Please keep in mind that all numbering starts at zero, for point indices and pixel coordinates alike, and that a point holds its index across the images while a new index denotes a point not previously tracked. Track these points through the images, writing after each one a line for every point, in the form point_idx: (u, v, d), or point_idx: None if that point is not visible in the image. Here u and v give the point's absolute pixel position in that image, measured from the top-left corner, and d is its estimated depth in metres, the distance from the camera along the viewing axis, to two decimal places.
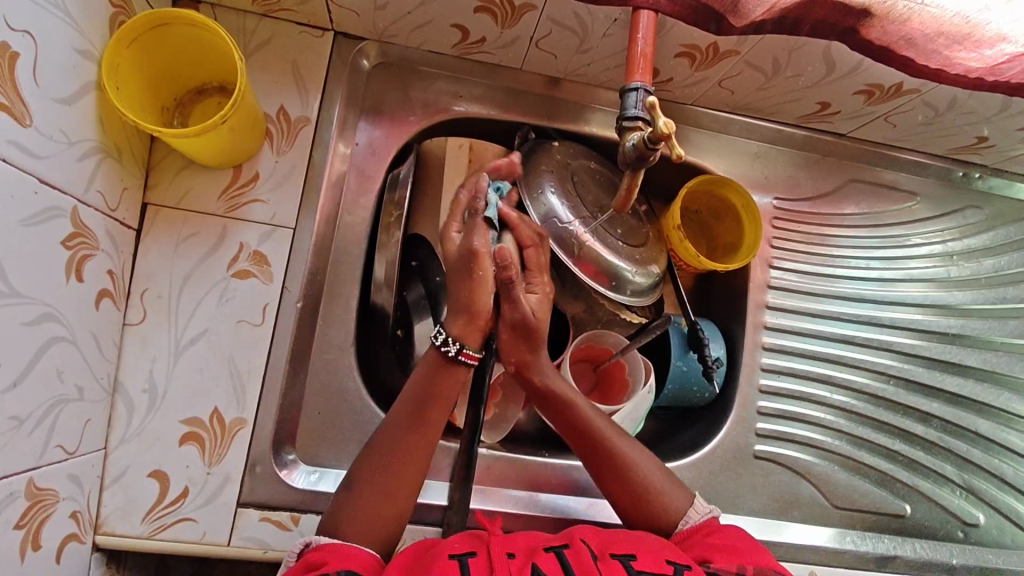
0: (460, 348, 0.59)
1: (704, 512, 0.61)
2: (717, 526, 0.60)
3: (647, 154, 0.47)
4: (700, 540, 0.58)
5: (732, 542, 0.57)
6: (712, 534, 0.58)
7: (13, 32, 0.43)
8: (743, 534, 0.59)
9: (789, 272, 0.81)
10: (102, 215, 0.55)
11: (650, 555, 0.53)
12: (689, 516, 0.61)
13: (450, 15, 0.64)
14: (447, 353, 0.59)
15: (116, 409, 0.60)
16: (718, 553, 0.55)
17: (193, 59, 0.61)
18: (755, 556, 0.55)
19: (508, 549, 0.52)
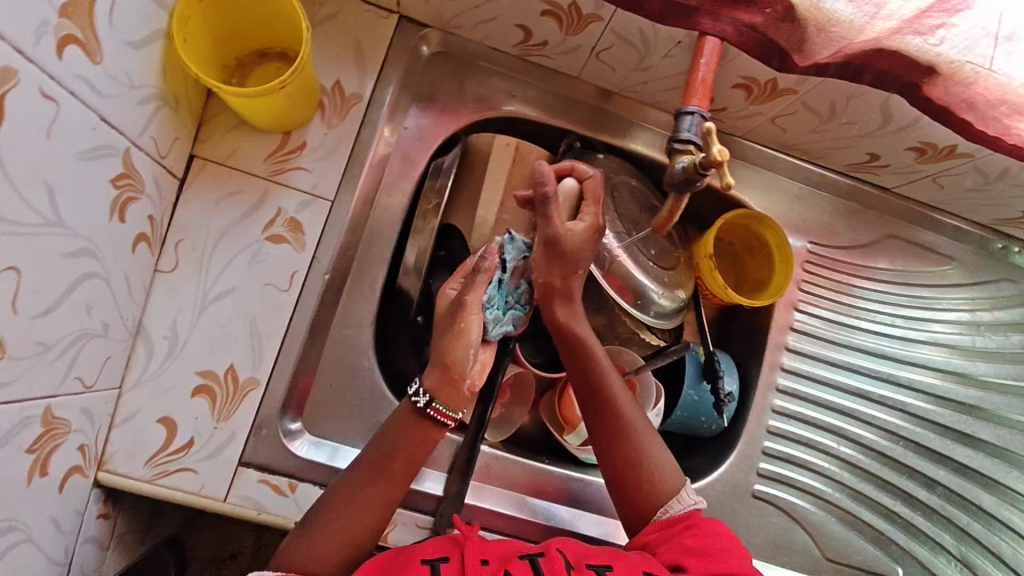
0: (430, 401, 0.58)
1: (688, 504, 0.61)
2: (698, 520, 0.59)
3: (696, 178, 0.48)
4: (678, 536, 0.58)
5: (710, 546, 0.56)
6: (688, 531, 0.58)
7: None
8: (724, 529, 0.59)
9: (812, 316, 0.81)
10: (152, 159, 0.56)
11: (627, 566, 0.53)
12: (672, 504, 0.61)
13: (517, 14, 0.65)
14: (417, 404, 0.58)
15: (137, 350, 0.61)
16: (695, 558, 0.55)
17: (258, 24, 0.62)
18: (731, 562, 0.55)
19: (483, 555, 0.52)
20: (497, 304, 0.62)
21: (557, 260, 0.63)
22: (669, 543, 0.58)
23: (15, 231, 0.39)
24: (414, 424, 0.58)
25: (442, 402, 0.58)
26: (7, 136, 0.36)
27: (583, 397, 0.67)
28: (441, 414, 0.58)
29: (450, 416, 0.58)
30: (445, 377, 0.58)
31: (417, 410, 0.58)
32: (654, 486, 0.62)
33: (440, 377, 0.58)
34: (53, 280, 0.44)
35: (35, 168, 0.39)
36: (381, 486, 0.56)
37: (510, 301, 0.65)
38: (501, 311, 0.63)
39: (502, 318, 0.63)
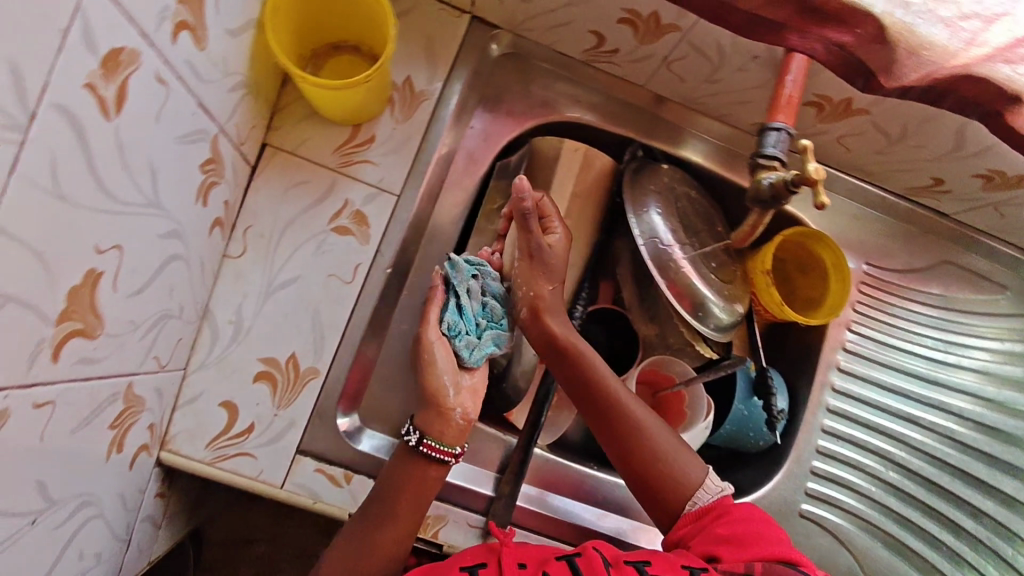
0: (421, 438, 0.60)
1: (716, 492, 0.62)
2: (728, 507, 0.59)
3: (784, 194, 0.48)
4: (710, 527, 0.58)
5: (741, 532, 0.56)
6: (719, 520, 0.58)
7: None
8: (758, 514, 0.58)
9: (865, 338, 0.81)
10: (232, 146, 0.56)
11: (665, 561, 0.53)
12: (700, 496, 0.61)
13: (592, 21, 0.64)
14: (408, 443, 0.60)
15: (203, 333, 0.62)
16: (726, 545, 0.55)
17: (337, 17, 0.62)
18: (764, 546, 0.54)
19: (520, 559, 0.54)
20: (461, 332, 0.63)
21: (546, 273, 0.66)
22: (702, 534, 0.58)
23: (121, 210, 0.39)
24: (409, 465, 0.60)
25: (434, 437, 0.60)
26: (125, 116, 0.36)
27: (583, 404, 0.66)
28: (435, 449, 0.60)
29: (445, 451, 0.60)
30: (430, 414, 0.61)
31: (408, 450, 0.60)
32: (679, 480, 0.62)
33: (429, 416, 0.61)
34: (147, 260, 0.45)
35: (142, 149, 0.39)
36: (404, 513, 0.58)
37: (484, 320, 0.65)
38: (477, 334, 0.64)
39: (480, 341, 0.64)
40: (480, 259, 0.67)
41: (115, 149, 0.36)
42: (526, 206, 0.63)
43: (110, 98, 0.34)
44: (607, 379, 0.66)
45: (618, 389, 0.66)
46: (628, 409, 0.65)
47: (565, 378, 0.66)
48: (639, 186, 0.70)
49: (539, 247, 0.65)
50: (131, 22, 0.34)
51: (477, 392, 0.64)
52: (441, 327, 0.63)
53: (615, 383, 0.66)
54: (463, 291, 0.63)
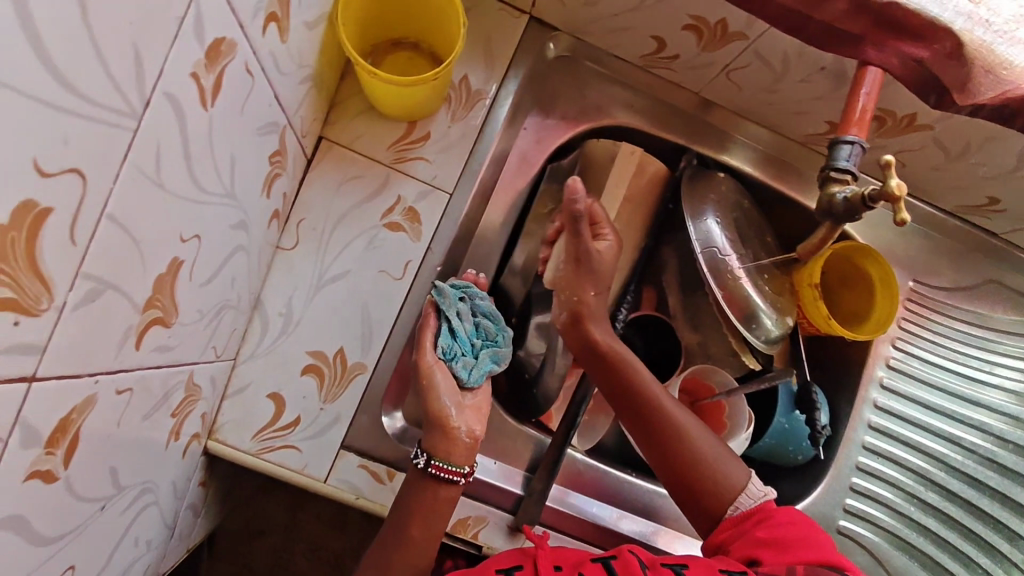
0: (428, 460, 0.58)
1: (758, 497, 0.60)
2: (770, 511, 0.58)
3: (859, 209, 0.47)
4: (750, 531, 0.57)
5: (782, 535, 0.55)
6: (760, 525, 0.57)
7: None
8: (800, 518, 0.57)
9: (909, 355, 0.81)
10: (295, 139, 0.56)
11: (703, 563, 0.52)
12: (742, 501, 0.60)
13: (655, 27, 0.64)
14: (417, 465, 0.59)
15: (253, 324, 0.61)
16: (767, 549, 0.54)
17: (402, 13, 0.62)
18: (805, 548, 0.53)
19: (555, 563, 0.53)
20: (457, 355, 0.62)
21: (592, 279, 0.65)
22: (743, 539, 0.57)
23: (204, 198, 0.39)
24: (422, 490, 0.58)
25: (441, 458, 0.59)
26: (218, 105, 0.36)
27: (622, 408, 0.66)
28: (443, 469, 0.58)
29: (453, 470, 0.58)
30: (436, 436, 0.60)
31: (418, 473, 0.58)
32: (720, 485, 0.61)
33: (436, 438, 0.59)
34: (218, 250, 0.45)
35: (227, 138, 0.39)
36: (418, 530, 0.57)
37: (477, 341, 0.64)
38: (473, 355, 0.63)
39: (477, 362, 0.63)
40: (464, 282, 0.66)
41: (205, 138, 0.36)
42: (578, 211, 0.59)
43: (208, 87, 0.34)
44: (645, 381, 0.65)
45: (657, 391, 0.65)
46: (667, 410, 0.64)
47: (605, 382, 0.66)
48: (692, 201, 0.70)
49: (586, 252, 0.63)
50: (232, 12, 0.34)
51: (481, 410, 0.63)
52: (436, 351, 0.61)
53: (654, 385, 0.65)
54: (454, 314, 0.62)
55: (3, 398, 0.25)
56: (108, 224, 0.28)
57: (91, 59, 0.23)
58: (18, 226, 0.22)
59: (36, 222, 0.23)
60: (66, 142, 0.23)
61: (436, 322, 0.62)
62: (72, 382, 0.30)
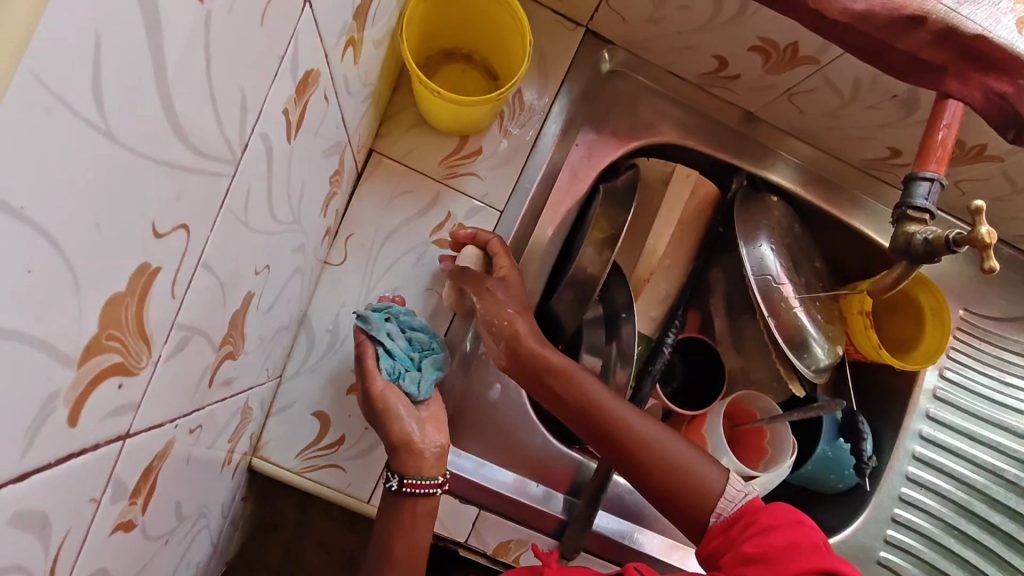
0: (401, 479, 0.57)
1: (739, 498, 0.57)
2: (755, 514, 0.55)
3: (941, 251, 0.45)
4: (739, 542, 0.53)
5: (772, 547, 0.51)
6: (749, 532, 0.53)
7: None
8: (789, 519, 0.53)
9: (955, 384, 0.78)
10: (353, 155, 0.55)
11: None
12: (724, 505, 0.57)
13: (718, 46, 0.63)
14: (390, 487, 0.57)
15: (299, 341, 0.60)
16: (757, 565, 0.50)
17: (462, 25, 0.61)
18: (797, 560, 0.49)
19: None
20: (402, 372, 0.59)
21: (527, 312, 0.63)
22: (732, 551, 0.53)
23: (276, 229, 0.38)
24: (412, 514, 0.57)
25: (414, 475, 0.57)
26: (299, 136, 0.35)
27: (572, 422, 0.61)
28: (416, 486, 0.57)
29: (426, 484, 0.57)
30: (402, 453, 0.57)
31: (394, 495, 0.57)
32: (701, 490, 0.58)
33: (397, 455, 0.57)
34: (281, 276, 0.44)
35: (301, 166, 0.38)
36: (402, 550, 0.57)
37: (415, 354, 0.61)
38: (416, 368, 0.60)
39: (423, 372, 0.60)
40: (384, 302, 0.61)
41: (285, 170, 0.35)
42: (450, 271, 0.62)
43: (294, 120, 0.33)
44: (591, 391, 0.60)
45: (605, 399, 0.60)
46: (621, 418, 0.59)
47: (555, 403, 0.61)
48: (747, 232, 0.67)
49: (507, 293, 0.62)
50: (321, 43, 0.33)
51: (439, 419, 0.61)
52: (382, 375, 0.58)
53: (600, 393, 0.60)
54: (387, 337, 0.58)
55: (100, 461, 0.24)
56: (203, 272, 0.27)
57: (208, 113, 0.22)
58: (133, 291, 0.21)
59: (146, 283, 0.22)
60: (179, 199, 0.22)
61: (371, 347, 0.58)
62: (157, 431, 0.29)
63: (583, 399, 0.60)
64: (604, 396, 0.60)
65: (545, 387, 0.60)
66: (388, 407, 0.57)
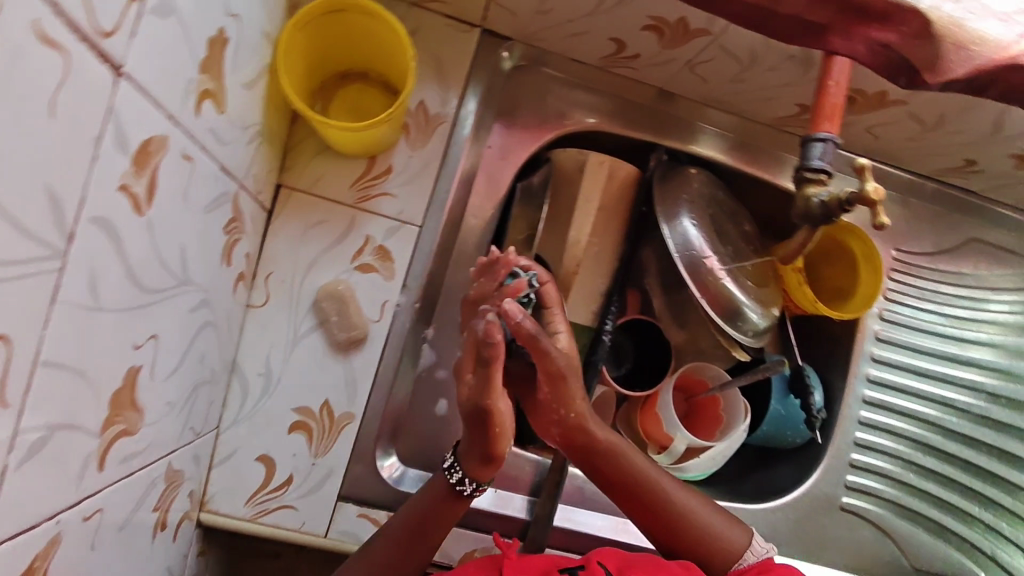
0: (476, 488, 0.57)
1: (763, 553, 0.60)
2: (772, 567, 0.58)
3: (836, 212, 0.46)
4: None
5: None
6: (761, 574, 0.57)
7: (231, 18, 0.39)
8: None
9: (895, 323, 0.80)
10: (252, 197, 0.54)
11: None
12: (747, 556, 0.60)
13: (611, 29, 0.62)
14: (461, 493, 0.56)
15: (232, 388, 0.60)
16: None
17: (346, 49, 0.59)
18: None
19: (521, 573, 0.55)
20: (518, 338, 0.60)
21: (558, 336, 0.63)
22: None
23: (156, 297, 0.37)
24: (454, 508, 0.57)
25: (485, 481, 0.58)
26: (156, 206, 0.34)
27: (603, 479, 0.61)
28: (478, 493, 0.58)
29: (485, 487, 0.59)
30: (488, 466, 0.57)
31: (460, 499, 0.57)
32: (721, 543, 0.60)
33: (483, 467, 0.56)
34: (182, 338, 0.43)
35: (173, 230, 0.37)
36: (436, 537, 0.57)
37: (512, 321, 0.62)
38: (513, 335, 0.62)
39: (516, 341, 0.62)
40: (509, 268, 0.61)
41: (149, 243, 0.34)
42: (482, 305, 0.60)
43: (141, 193, 0.32)
44: (627, 450, 0.61)
45: (640, 459, 0.61)
46: (653, 475, 0.61)
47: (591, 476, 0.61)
48: (669, 211, 0.67)
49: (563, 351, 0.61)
50: (160, 108, 0.32)
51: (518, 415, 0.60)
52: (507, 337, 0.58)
53: (635, 454, 0.62)
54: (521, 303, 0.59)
55: None
56: (46, 370, 0.26)
57: None
58: None
59: None
60: None
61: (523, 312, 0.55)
62: (30, 534, 0.28)
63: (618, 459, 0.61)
64: (638, 457, 0.61)
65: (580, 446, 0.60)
66: (505, 430, 0.55)
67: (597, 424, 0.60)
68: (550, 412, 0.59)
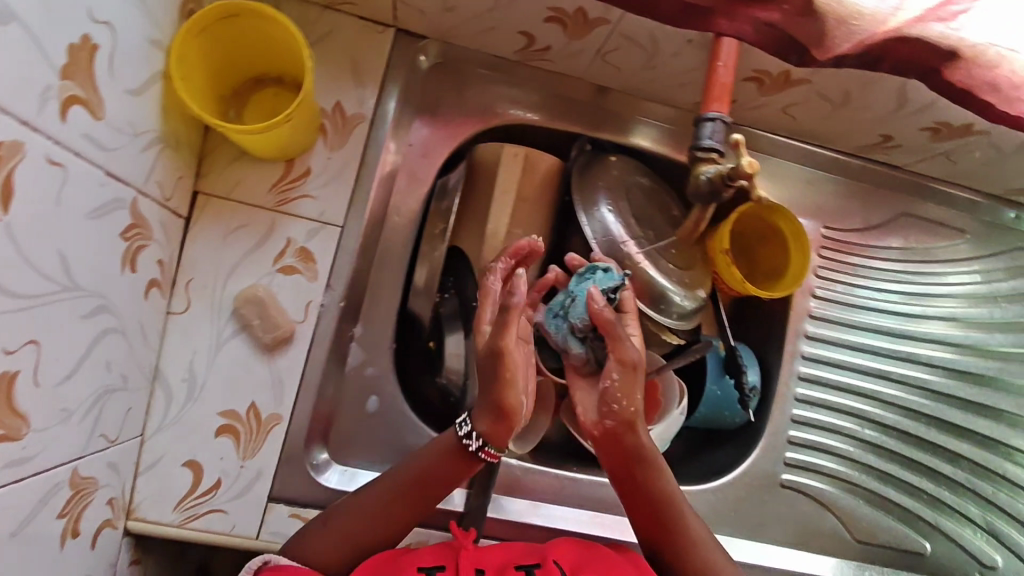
0: (482, 446, 0.57)
1: None
2: None
3: (722, 188, 0.47)
4: None
5: None
6: None
7: (97, 25, 0.40)
8: None
9: (828, 301, 0.83)
10: (158, 204, 0.54)
11: None
12: None
13: (518, 22, 0.62)
14: (467, 447, 0.57)
15: (155, 396, 0.60)
16: None
17: (254, 53, 0.59)
18: None
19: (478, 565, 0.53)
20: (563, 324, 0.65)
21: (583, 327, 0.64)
22: None
23: (34, 301, 0.37)
24: (459, 463, 0.58)
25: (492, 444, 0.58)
26: (16, 210, 0.34)
27: (623, 484, 0.60)
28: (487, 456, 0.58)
29: (496, 453, 0.59)
30: (499, 424, 0.57)
31: (467, 455, 0.57)
32: None
33: (492, 425, 0.57)
34: (75, 345, 0.44)
35: (48, 235, 0.38)
36: (436, 489, 0.58)
37: (562, 307, 0.65)
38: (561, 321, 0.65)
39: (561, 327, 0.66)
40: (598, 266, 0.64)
41: (13, 249, 0.34)
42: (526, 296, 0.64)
43: None
44: (658, 465, 0.59)
45: (667, 479, 0.59)
46: (673, 497, 0.59)
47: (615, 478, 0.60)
48: (587, 200, 0.69)
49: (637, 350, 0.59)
50: (8, 113, 0.32)
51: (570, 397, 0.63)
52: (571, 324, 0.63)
53: (667, 475, 0.59)
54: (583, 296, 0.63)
55: None
56: None
57: None
58: None
59: None
60: None
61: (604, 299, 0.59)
62: None
63: (646, 474, 0.59)
64: (667, 478, 0.59)
65: (612, 449, 0.59)
66: (514, 377, 0.55)
67: (645, 429, 0.59)
68: (609, 401, 0.58)
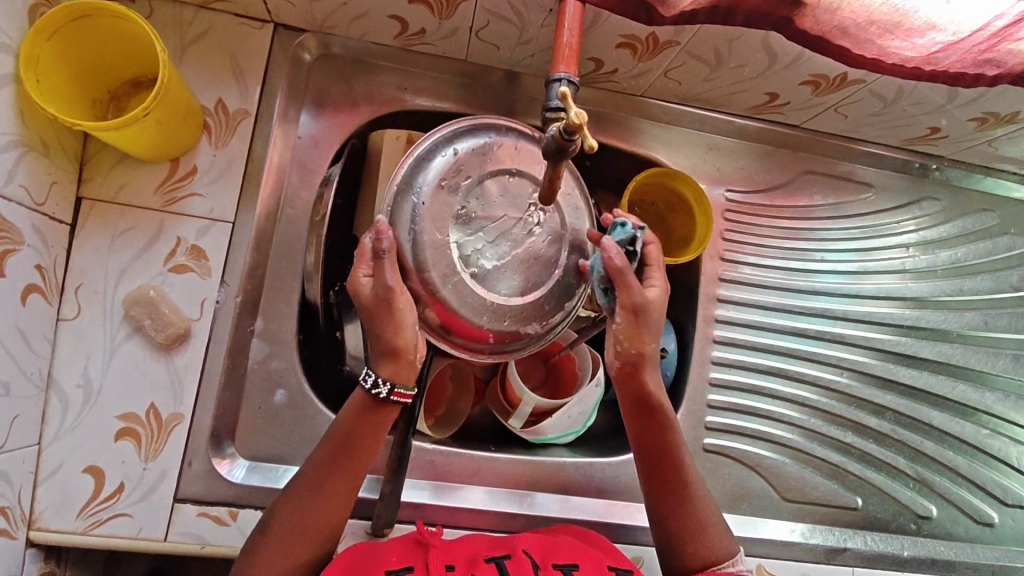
0: (392, 389, 0.55)
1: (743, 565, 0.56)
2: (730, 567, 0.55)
3: (567, 145, 0.48)
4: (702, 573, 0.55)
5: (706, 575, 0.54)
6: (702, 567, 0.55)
7: None
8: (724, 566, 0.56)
9: (738, 262, 0.85)
10: (26, 209, 0.55)
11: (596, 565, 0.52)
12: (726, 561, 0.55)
13: (387, 6, 0.63)
14: (377, 394, 0.55)
15: (50, 404, 0.59)
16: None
17: (123, 54, 0.59)
18: None
19: (446, 562, 0.51)
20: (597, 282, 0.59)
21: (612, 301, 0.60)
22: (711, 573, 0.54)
23: None
24: (371, 415, 0.56)
25: (400, 384, 0.56)
26: None
27: (637, 430, 0.60)
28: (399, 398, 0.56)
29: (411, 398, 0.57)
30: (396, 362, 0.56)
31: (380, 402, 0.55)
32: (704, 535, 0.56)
33: (395, 365, 0.56)
34: None
35: None
36: (361, 448, 0.55)
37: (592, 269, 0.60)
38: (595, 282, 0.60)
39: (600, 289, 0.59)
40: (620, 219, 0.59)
41: None
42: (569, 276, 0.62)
43: None
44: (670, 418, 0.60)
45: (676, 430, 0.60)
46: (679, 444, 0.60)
47: (634, 432, 0.61)
48: (396, 221, 0.58)
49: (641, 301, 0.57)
50: None
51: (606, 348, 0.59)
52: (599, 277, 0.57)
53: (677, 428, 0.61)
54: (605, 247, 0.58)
55: None
56: None
57: None
58: None
59: None
60: None
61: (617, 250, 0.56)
62: None
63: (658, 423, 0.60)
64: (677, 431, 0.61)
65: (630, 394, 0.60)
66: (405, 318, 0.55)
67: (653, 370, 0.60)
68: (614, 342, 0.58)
